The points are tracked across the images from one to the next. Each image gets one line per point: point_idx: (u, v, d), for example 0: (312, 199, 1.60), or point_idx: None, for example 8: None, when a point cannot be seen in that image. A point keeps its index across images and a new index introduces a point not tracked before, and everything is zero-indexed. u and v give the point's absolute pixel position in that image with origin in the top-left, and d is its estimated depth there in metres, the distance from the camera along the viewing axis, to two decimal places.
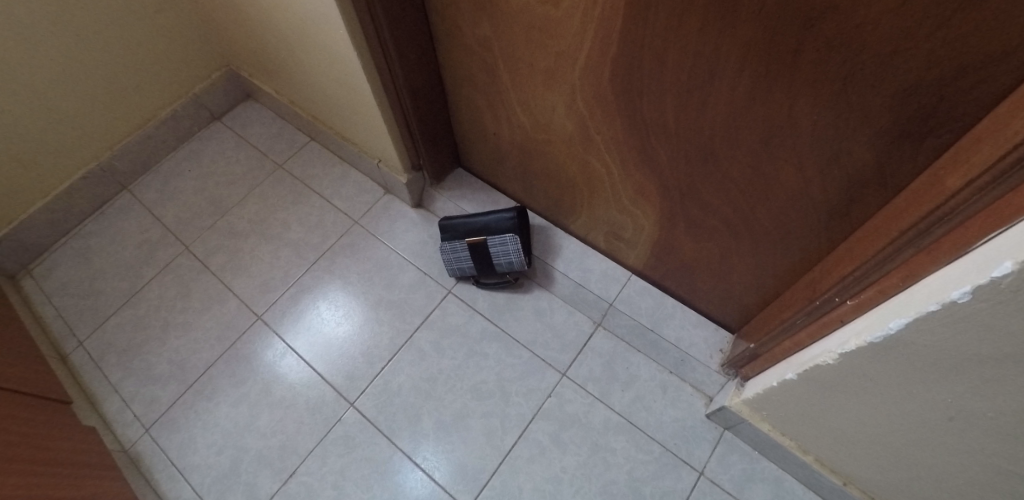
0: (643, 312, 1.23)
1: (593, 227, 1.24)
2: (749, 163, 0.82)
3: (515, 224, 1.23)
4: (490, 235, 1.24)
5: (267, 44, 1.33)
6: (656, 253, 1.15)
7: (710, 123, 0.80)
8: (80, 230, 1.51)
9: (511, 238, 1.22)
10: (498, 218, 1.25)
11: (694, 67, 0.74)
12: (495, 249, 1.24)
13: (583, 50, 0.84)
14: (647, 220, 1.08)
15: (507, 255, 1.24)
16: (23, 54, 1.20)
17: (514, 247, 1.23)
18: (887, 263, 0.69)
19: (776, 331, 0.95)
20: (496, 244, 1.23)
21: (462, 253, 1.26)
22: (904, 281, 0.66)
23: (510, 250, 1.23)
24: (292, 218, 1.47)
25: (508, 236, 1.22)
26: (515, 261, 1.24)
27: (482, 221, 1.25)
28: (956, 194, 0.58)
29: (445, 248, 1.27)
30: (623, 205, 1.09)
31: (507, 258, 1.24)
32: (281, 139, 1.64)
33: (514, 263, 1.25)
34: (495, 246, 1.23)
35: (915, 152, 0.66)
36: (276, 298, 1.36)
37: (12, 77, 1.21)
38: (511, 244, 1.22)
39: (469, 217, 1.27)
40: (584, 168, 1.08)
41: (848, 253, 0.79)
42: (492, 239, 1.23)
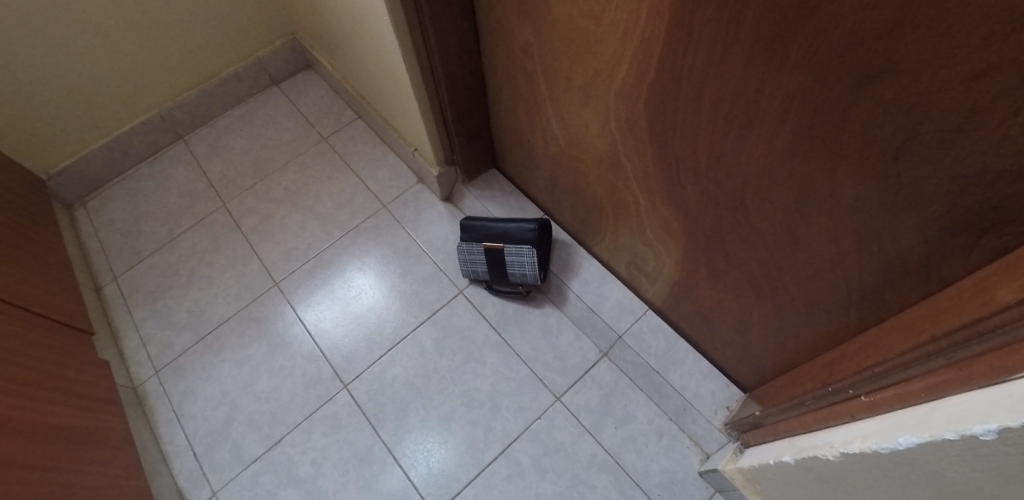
0: (651, 351, 1.17)
1: (615, 253, 1.18)
2: (781, 221, 0.74)
3: (535, 238, 1.19)
4: (508, 243, 1.20)
5: (326, 19, 1.35)
6: (675, 293, 1.09)
7: (744, 172, 0.73)
8: (134, 172, 1.60)
9: (529, 251, 1.18)
10: (519, 228, 1.21)
11: (733, 110, 0.67)
12: (511, 259, 1.20)
13: (621, 72, 0.78)
14: (669, 258, 1.02)
15: (521, 267, 1.20)
16: (97, 2, 1.27)
17: (529, 261, 1.19)
18: (912, 368, 0.61)
19: (784, 406, 0.87)
20: (512, 254, 1.20)
21: (477, 257, 1.23)
22: (926, 393, 0.57)
23: (525, 262, 1.19)
24: (325, 193, 1.50)
25: (525, 248, 1.19)
26: (529, 274, 1.21)
27: (503, 228, 1.22)
28: (1002, 311, 0.50)
29: (462, 248, 1.25)
30: (646, 237, 1.03)
31: (522, 270, 1.20)
32: (331, 112, 1.67)
33: (528, 277, 1.21)
34: (510, 256, 1.20)
35: (969, 246, 0.57)
36: (295, 268, 1.39)
37: (84, 21, 1.28)
38: (527, 257, 1.19)
39: (490, 221, 1.24)
40: (612, 192, 1.03)
41: (875, 341, 0.71)
42: (509, 248, 1.20)
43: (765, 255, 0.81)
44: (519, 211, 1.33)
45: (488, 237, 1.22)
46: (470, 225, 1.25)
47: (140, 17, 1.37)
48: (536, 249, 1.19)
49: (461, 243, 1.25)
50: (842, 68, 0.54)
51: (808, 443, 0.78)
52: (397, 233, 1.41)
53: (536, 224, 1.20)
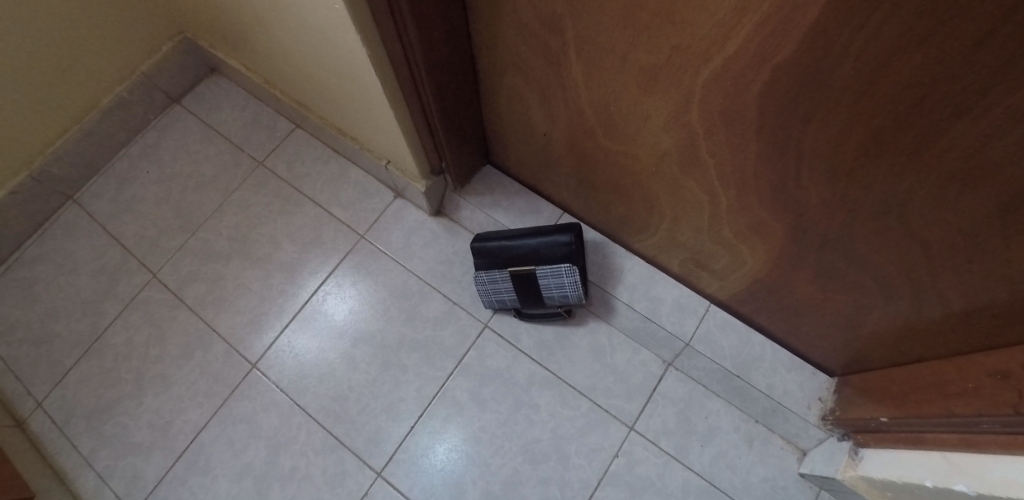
0: (725, 352, 1.01)
1: (667, 251, 0.98)
2: (958, 229, 0.54)
3: (574, 251, 0.95)
4: (540, 263, 0.96)
5: (230, 12, 1.02)
6: (753, 289, 0.90)
7: (915, 174, 0.51)
8: (20, 255, 1.25)
9: (569, 269, 0.95)
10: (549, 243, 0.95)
11: (925, 100, 0.44)
12: (547, 282, 0.97)
13: (721, 50, 0.53)
14: (754, 258, 0.82)
15: (562, 288, 0.97)
16: None
17: (571, 281, 0.96)
18: None
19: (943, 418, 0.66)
20: (548, 275, 0.96)
21: (504, 285, 0.99)
22: None
23: (566, 283, 0.96)
24: (280, 235, 1.19)
25: (564, 266, 0.95)
26: (571, 295, 0.98)
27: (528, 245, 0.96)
28: None
29: (480, 278, 0.99)
30: (723, 236, 0.82)
31: (562, 292, 0.98)
32: (259, 126, 1.33)
33: (571, 297, 0.99)
34: (546, 278, 0.97)
35: None
36: (271, 340, 1.11)
37: None
38: (567, 277, 0.96)
39: (510, 240, 0.97)
40: (672, 190, 0.80)
41: None
42: (542, 269, 0.96)
43: (914, 258, 0.61)
44: (533, 215, 1.08)
45: (513, 260, 0.97)
46: (485, 249, 0.98)
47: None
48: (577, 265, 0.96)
49: (478, 272, 0.99)
50: None
51: (997, 471, 0.55)
52: (386, 266, 1.13)
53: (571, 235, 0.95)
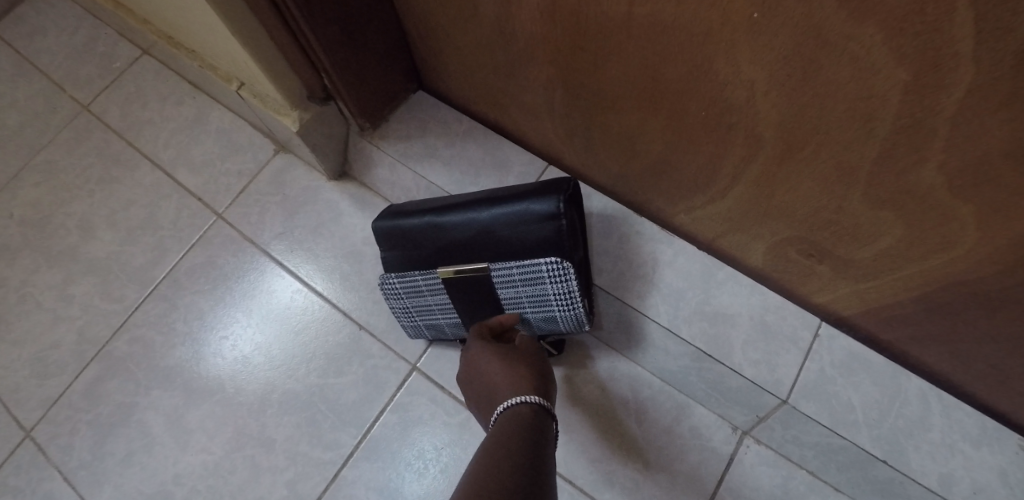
0: (855, 414, 0.51)
1: (747, 231, 0.49)
2: None
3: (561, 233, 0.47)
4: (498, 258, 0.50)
5: None
6: (945, 307, 0.42)
7: None
8: None
9: (556, 270, 0.48)
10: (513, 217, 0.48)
11: None
12: (515, 296, 0.51)
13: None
14: (991, 238, 0.34)
15: (542, 308, 0.51)
16: None
17: (560, 294, 0.49)
18: None
19: None
20: (516, 281, 0.50)
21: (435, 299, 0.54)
22: None
23: (551, 297, 0.50)
24: (98, 216, 0.74)
25: (545, 264, 0.48)
26: (561, 320, 0.52)
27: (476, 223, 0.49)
28: None
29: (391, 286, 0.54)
30: (917, 184, 0.34)
31: (544, 314, 0.51)
32: (91, 54, 0.87)
33: (561, 324, 0.52)
34: (513, 288, 0.50)
35: None
36: (59, 391, 0.65)
37: None
38: (552, 288, 0.49)
39: (444, 214, 0.50)
40: (805, 61, 0.31)
41: None
42: (502, 270, 0.50)
43: None
44: (495, 172, 0.61)
45: (449, 252, 0.51)
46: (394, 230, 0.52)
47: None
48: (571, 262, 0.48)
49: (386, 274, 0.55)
50: None
51: None
52: (275, 275, 0.66)
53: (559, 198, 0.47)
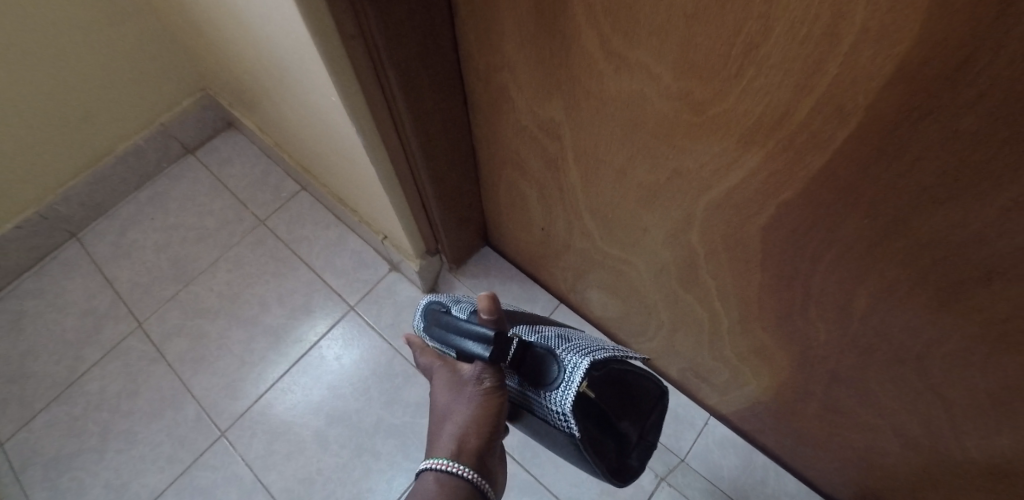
0: (723, 471, 0.91)
1: (667, 357, 0.91)
2: (990, 387, 0.47)
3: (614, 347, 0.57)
4: (577, 334, 0.61)
5: (242, 79, 1.03)
6: (759, 411, 0.82)
7: (944, 325, 0.45)
8: (14, 287, 1.28)
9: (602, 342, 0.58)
10: (602, 340, 0.64)
11: (950, 262, 0.40)
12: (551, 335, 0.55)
13: (751, 154, 0.44)
14: (760, 381, 0.76)
15: (562, 336, 0.56)
16: None
17: (583, 341, 0.56)
18: None
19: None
20: (581, 333, 0.62)
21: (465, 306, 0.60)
22: None
23: (578, 338, 0.57)
24: (270, 296, 1.16)
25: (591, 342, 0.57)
26: (555, 343, 0.53)
27: (564, 326, 0.66)
28: None
29: (456, 296, 0.66)
30: (727, 354, 0.75)
31: (550, 338, 0.55)
32: (266, 184, 1.32)
33: (544, 343, 0.53)
34: (566, 333, 0.60)
35: None
36: (243, 408, 1.06)
37: None
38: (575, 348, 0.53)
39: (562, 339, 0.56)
40: (674, 300, 0.73)
41: None
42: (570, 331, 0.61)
43: (937, 413, 0.55)
44: (529, 304, 1.05)
45: (521, 320, 0.61)
46: (506, 300, 0.70)
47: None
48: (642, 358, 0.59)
49: (434, 301, 0.64)
50: None
51: None
52: (356, 343, 1.08)
53: (626, 356, 0.56)
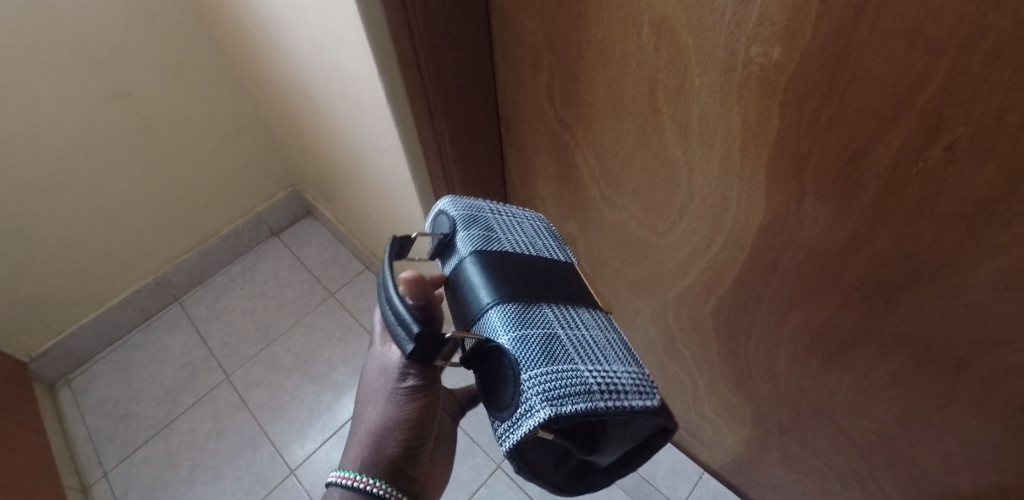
0: None
1: None
2: (873, 430, 0.68)
3: (618, 386, 0.44)
4: (589, 321, 0.50)
5: (334, 185, 1.35)
6: (737, 463, 1.01)
7: (832, 382, 0.67)
8: (124, 342, 1.52)
9: (613, 368, 0.46)
10: (623, 356, 0.48)
11: (819, 339, 0.64)
12: (546, 324, 0.47)
13: (697, 264, 0.69)
14: (733, 436, 0.96)
15: (547, 349, 0.45)
16: (102, 178, 1.25)
17: (570, 374, 0.43)
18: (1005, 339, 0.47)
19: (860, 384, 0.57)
20: (586, 332, 0.49)
21: (472, 242, 0.53)
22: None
23: (574, 358, 0.45)
24: (337, 358, 1.42)
25: (576, 396, 0.41)
26: (528, 355, 0.44)
27: (581, 312, 0.50)
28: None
29: (496, 206, 0.59)
30: (706, 411, 0.96)
31: (535, 333, 0.46)
32: (337, 264, 1.62)
33: (520, 345, 0.45)
34: (569, 322, 0.48)
35: None
36: (311, 451, 1.27)
37: (85, 198, 1.24)
38: (549, 379, 0.42)
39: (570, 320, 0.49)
40: (662, 365, 0.96)
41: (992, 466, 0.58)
42: (610, 344, 0.49)
43: (853, 456, 0.75)
44: None
45: (532, 280, 0.50)
46: (542, 229, 0.59)
47: (131, 173, 1.29)
48: (655, 395, 0.45)
49: (450, 219, 0.56)
50: (964, 327, 0.50)
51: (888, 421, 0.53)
52: None
53: (620, 397, 0.43)
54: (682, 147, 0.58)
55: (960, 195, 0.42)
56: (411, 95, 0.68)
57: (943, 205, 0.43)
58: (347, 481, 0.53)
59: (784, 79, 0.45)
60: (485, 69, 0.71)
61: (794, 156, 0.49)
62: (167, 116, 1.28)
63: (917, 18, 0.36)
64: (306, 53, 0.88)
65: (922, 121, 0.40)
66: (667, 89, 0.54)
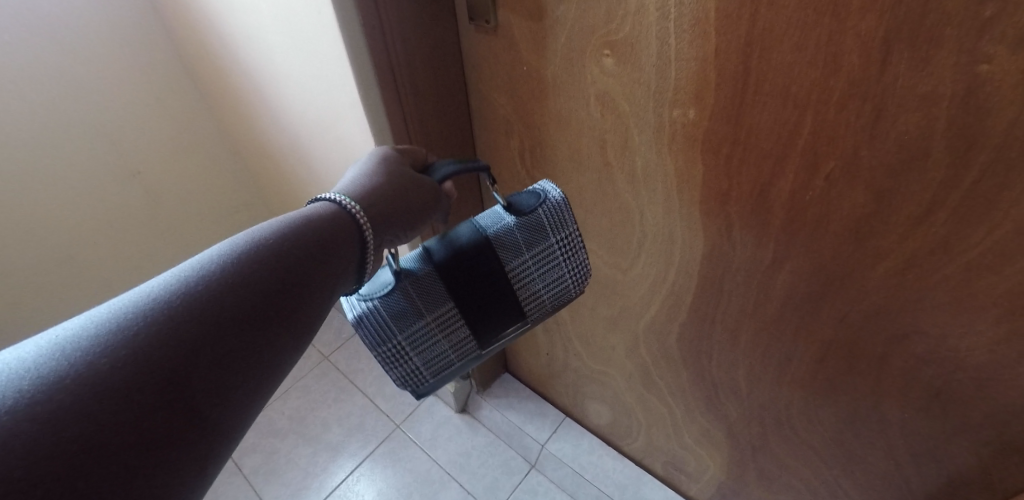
0: None
1: (650, 453, 1.17)
2: (830, 435, 0.75)
3: (398, 368, 0.57)
4: (456, 340, 0.56)
5: None
6: (722, 492, 1.06)
7: (788, 392, 0.75)
8: None
9: (413, 365, 0.57)
10: (432, 366, 0.57)
11: (769, 351, 0.72)
12: (439, 323, 0.55)
13: (660, 292, 0.79)
14: (713, 462, 1.01)
15: (403, 322, 0.54)
16: (108, 251, 1.32)
17: (386, 337, 0.55)
18: (915, 330, 0.56)
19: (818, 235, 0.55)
20: (437, 347, 0.56)
21: (521, 230, 0.55)
22: (926, 307, 0.54)
23: (402, 332, 0.54)
24: (332, 418, 1.44)
25: (370, 342, 0.55)
26: (399, 310, 0.54)
27: (460, 332, 0.56)
28: (904, 258, 0.52)
29: (576, 232, 0.57)
30: (687, 440, 1.02)
31: (413, 301, 0.54)
32: (330, 327, 1.68)
33: (400, 293, 0.54)
34: (443, 325, 0.55)
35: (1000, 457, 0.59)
36: None
37: (90, 270, 1.31)
38: (385, 329, 0.54)
39: (445, 338, 0.56)
40: (642, 398, 1.03)
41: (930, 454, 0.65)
42: (433, 365, 0.57)
43: (819, 465, 0.81)
44: (541, 417, 1.34)
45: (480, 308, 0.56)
46: (561, 280, 0.58)
47: (135, 247, 1.37)
48: (400, 386, 0.58)
49: (544, 202, 0.56)
50: (876, 324, 0.59)
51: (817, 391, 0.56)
52: (398, 458, 1.34)
53: (387, 359, 0.56)
54: (632, 191, 0.69)
55: (844, 212, 0.53)
56: None
57: (834, 222, 0.54)
58: (342, 199, 0.53)
59: (700, 133, 0.57)
60: (465, 137, 0.84)
61: (719, 193, 0.61)
62: (173, 193, 1.38)
63: (783, 84, 0.49)
64: (309, 132, 1.00)
65: (805, 158, 0.52)
66: (614, 146, 0.66)
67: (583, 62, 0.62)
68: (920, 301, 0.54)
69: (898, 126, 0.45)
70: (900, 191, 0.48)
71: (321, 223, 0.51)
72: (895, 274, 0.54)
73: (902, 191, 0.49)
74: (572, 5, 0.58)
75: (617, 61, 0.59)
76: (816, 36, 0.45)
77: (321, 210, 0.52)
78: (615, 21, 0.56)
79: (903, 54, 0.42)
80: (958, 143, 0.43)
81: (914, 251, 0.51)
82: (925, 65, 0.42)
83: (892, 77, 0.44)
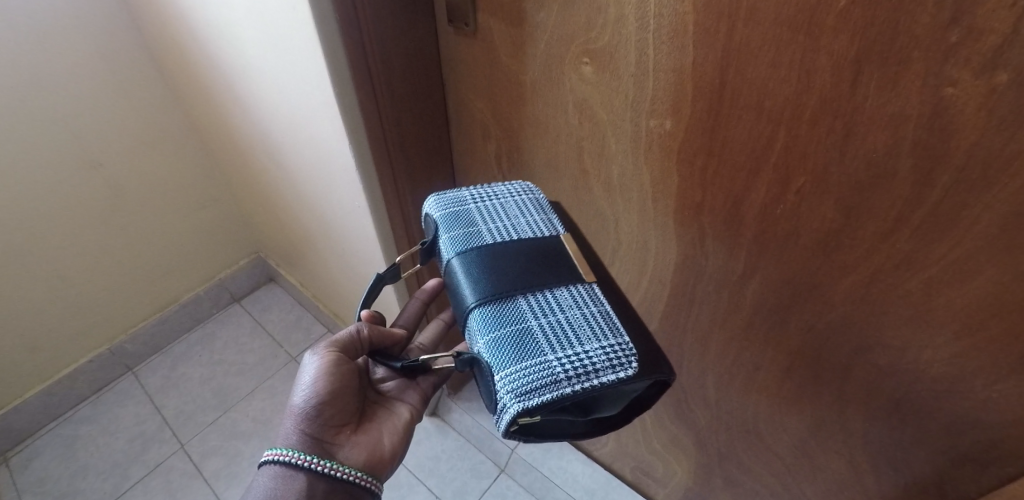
0: None
1: (619, 459, 1.17)
2: (794, 442, 0.76)
3: (592, 362, 0.48)
4: (566, 301, 0.52)
5: (297, 248, 1.41)
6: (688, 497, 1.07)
7: (755, 401, 0.76)
8: (71, 415, 1.46)
9: (584, 345, 0.49)
10: (599, 332, 0.50)
11: (737, 360, 0.73)
12: (539, 310, 0.51)
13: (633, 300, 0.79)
14: (681, 468, 1.02)
15: (527, 346, 0.48)
16: (67, 243, 1.26)
17: (547, 369, 0.47)
18: (874, 340, 0.58)
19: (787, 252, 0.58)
20: (562, 315, 0.51)
21: (455, 228, 0.58)
22: (883, 319, 0.56)
23: (544, 347, 0.48)
24: None
25: (560, 385, 0.46)
26: (513, 353, 0.48)
27: (554, 296, 0.52)
28: (868, 272, 0.54)
29: (479, 190, 0.63)
30: (656, 447, 1.03)
31: (508, 333, 0.49)
32: (298, 327, 1.66)
33: (493, 352, 0.48)
34: (543, 309, 0.51)
35: (952, 465, 0.61)
36: None
37: (47, 262, 1.24)
38: (534, 372, 0.47)
39: (560, 304, 0.51)
40: None
41: (889, 463, 0.67)
42: (591, 319, 0.51)
43: (783, 472, 0.82)
44: None
45: (525, 263, 0.54)
46: (531, 203, 0.62)
47: (96, 242, 1.31)
48: (634, 367, 0.48)
49: (434, 219, 0.61)
50: (841, 336, 0.60)
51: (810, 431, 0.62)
52: None
53: (590, 377, 0.47)
54: (606, 198, 0.70)
55: (814, 227, 0.54)
56: (377, 159, 0.78)
57: (804, 236, 0.55)
58: (280, 454, 0.63)
59: (676, 144, 0.58)
60: (442, 140, 0.83)
61: (693, 204, 0.61)
62: (137, 185, 1.32)
63: (758, 99, 0.50)
64: (281, 128, 0.98)
65: (777, 173, 0.53)
66: (591, 154, 0.67)
67: (562, 69, 0.61)
68: (880, 314, 0.55)
69: (867, 145, 0.46)
70: (869, 208, 0.50)
71: (275, 471, 0.62)
72: (860, 288, 0.55)
73: (870, 208, 0.50)
74: (552, 12, 0.58)
75: (596, 69, 0.59)
76: (791, 54, 0.46)
77: (270, 468, 0.63)
78: (596, 29, 0.56)
79: (873, 73, 0.43)
80: (924, 164, 0.45)
81: (878, 267, 0.52)
82: (893, 87, 0.43)
83: (863, 97, 0.44)
